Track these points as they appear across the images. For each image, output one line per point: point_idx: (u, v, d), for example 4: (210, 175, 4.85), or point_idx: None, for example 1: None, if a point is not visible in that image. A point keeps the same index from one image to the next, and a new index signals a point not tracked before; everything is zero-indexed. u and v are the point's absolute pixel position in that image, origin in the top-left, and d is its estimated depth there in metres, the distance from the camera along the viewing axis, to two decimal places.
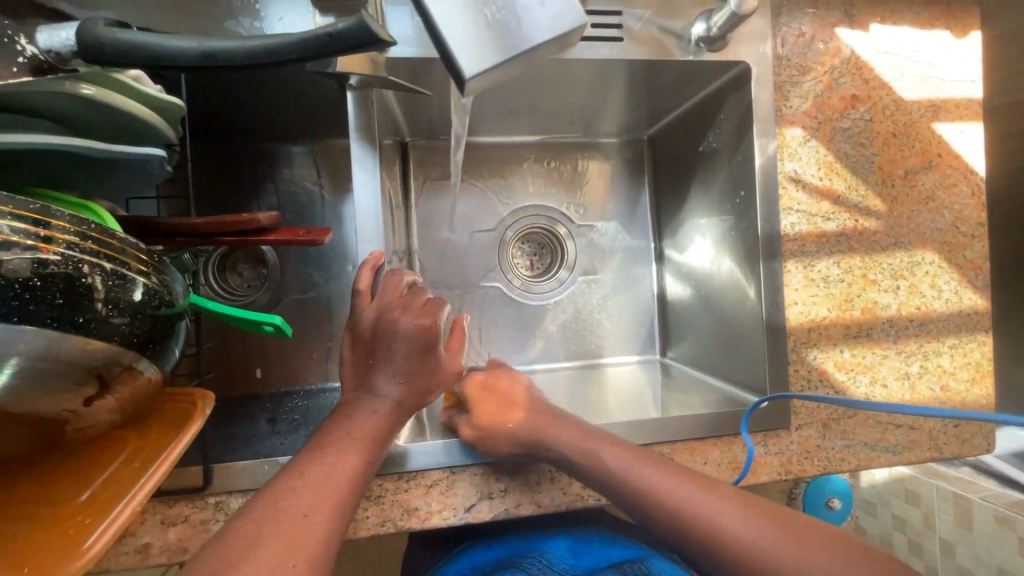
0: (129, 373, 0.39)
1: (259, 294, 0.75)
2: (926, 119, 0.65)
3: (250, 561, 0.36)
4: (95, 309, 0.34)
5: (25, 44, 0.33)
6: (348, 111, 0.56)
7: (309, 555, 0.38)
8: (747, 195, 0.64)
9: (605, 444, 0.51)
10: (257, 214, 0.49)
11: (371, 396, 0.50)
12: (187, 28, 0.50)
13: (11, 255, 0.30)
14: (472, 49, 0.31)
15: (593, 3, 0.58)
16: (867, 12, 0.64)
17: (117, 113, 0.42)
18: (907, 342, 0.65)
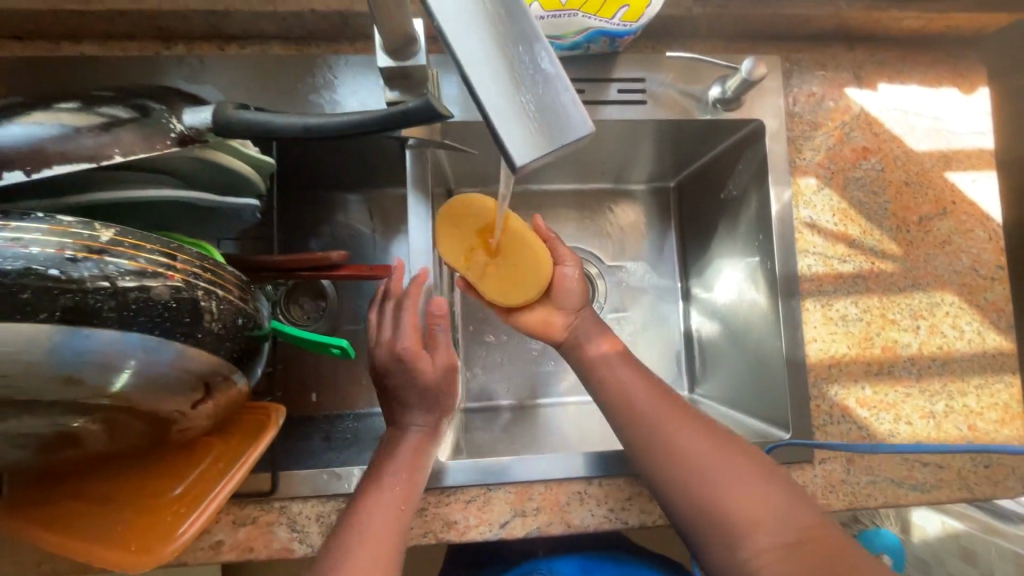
0: (228, 383, 0.46)
1: (318, 324, 0.83)
2: (938, 168, 0.69)
3: None
4: (211, 326, 0.42)
5: (175, 123, 0.42)
6: (406, 166, 0.66)
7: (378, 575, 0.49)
8: (765, 238, 0.69)
9: (646, 394, 0.58)
10: (330, 253, 0.58)
11: (404, 429, 0.57)
12: (280, 100, 0.61)
13: (155, 282, 0.38)
14: (513, 137, 0.28)
15: (620, 72, 0.66)
16: (874, 73, 0.70)
17: (226, 169, 0.51)
18: (930, 381, 0.66)
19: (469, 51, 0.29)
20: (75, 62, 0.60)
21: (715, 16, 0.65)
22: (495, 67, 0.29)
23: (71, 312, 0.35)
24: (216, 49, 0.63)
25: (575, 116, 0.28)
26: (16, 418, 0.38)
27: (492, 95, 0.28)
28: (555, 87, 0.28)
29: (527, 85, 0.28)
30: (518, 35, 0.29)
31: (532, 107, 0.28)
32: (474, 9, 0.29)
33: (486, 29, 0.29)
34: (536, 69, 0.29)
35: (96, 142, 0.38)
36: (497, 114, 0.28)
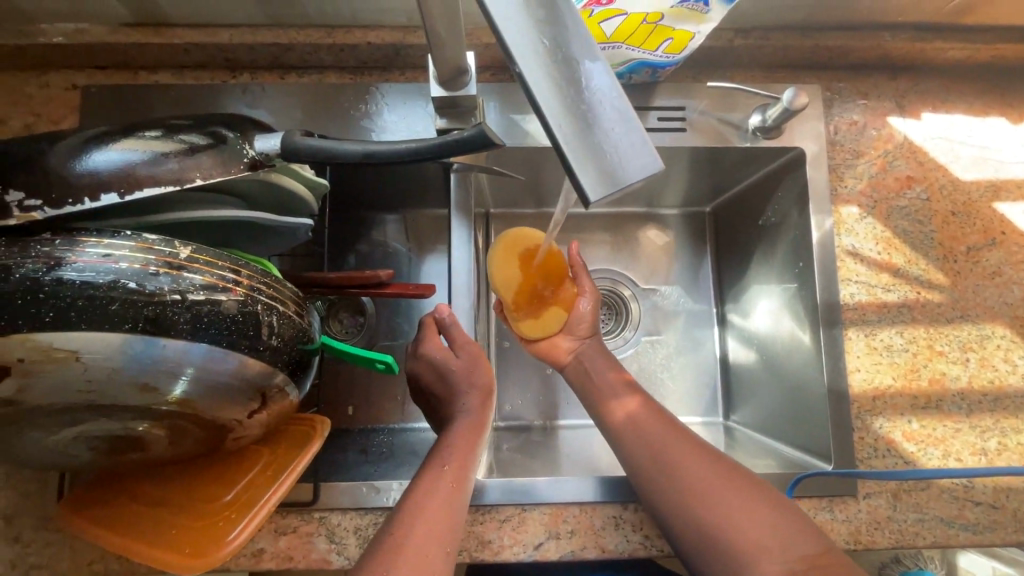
0: (282, 394, 0.49)
1: (356, 339, 0.86)
2: (986, 198, 0.68)
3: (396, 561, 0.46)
4: (270, 340, 0.44)
5: (248, 148, 0.45)
6: (451, 189, 0.68)
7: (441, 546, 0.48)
8: (806, 265, 0.68)
9: (651, 422, 0.60)
10: (378, 271, 0.60)
11: (456, 417, 0.60)
12: (334, 125, 0.65)
13: (224, 296, 0.41)
14: (586, 172, 0.27)
15: (660, 101, 0.68)
16: (918, 102, 0.70)
17: (285, 192, 0.53)
18: (982, 417, 0.64)
19: (535, 82, 0.28)
20: (149, 90, 0.64)
21: (755, 47, 0.66)
22: (564, 102, 0.28)
23: (151, 323, 0.38)
24: (277, 77, 0.67)
25: (644, 154, 0.27)
26: (93, 421, 0.41)
27: (561, 128, 0.27)
28: (623, 124, 0.28)
29: (596, 119, 0.28)
30: (584, 70, 0.28)
31: (601, 143, 0.27)
32: (539, 41, 0.28)
33: (551, 60, 0.28)
34: (604, 103, 0.28)
35: (181, 166, 0.41)
36: (566, 146, 0.27)
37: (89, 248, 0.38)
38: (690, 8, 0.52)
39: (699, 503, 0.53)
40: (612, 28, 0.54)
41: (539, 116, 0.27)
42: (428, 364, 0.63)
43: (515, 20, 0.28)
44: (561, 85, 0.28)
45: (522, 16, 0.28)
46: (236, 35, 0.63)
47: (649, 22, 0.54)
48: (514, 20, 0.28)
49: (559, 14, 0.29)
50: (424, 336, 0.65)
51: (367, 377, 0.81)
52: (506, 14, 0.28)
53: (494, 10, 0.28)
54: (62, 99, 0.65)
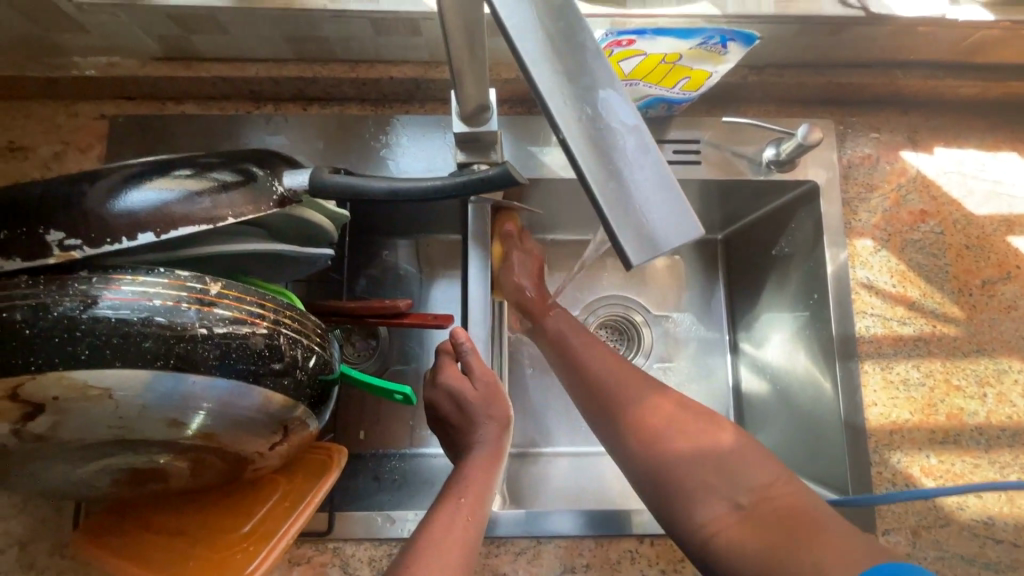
0: (303, 426, 0.49)
1: (369, 363, 0.86)
2: (1000, 233, 0.69)
3: None
4: (293, 373, 0.45)
5: (277, 185, 0.46)
6: (468, 219, 0.70)
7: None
8: (820, 297, 0.69)
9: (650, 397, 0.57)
10: (397, 301, 0.61)
11: (472, 447, 0.60)
12: (355, 155, 0.66)
13: (251, 331, 0.42)
14: (630, 236, 0.27)
15: (674, 134, 0.69)
16: (930, 137, 0.71)
17: (308, 224, 0.54)
18: (1001, 452, 0.64)
19: (579, 149, 0.29)
20: (177, 121, 0.66)
21: (770, 83, 0.67)
22: (608, 168, 0.28)
23: (182, 360, 0.39)
24: (300, 109, 0.68)
25: (685, 221, 0.28)
26: (120, 455, 0.41)
27: (604, 192, 0.28)
28: (665, 191, 0.28)
29: (638, 183, 0.28)
30: (625, 135, 0.29)
31: (644, 208, 0.28)
32: (583, 108, 0.29)
33: (593, 123, 0.29)
34: (648, 169, 0.29)
35: (214, 204, 0.42)
36: (610, 210, 0.28)
37: (124, 286, 0.38)
38: (709, 49, 0.53)
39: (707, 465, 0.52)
40: (630, 66, 0.55)
41: (583, 181, 0.28)
42: (447, 394, 0.63)
43: (556, 85, 0.29)
44: (601, 150, 0.29)
45: (563, 82, 0.29)
46: (262, 69, 0.64)
47: (667, 62, 0.55)
48: (559, 89, 0.29)
49: (599, 76, 0.30)
50: (442, 363, 0.65)
51: (380, 403, 0.81)
52: (552, 83, 0.29)
53: (538, 78, 0.29)
54: (91, 129, 0.66)
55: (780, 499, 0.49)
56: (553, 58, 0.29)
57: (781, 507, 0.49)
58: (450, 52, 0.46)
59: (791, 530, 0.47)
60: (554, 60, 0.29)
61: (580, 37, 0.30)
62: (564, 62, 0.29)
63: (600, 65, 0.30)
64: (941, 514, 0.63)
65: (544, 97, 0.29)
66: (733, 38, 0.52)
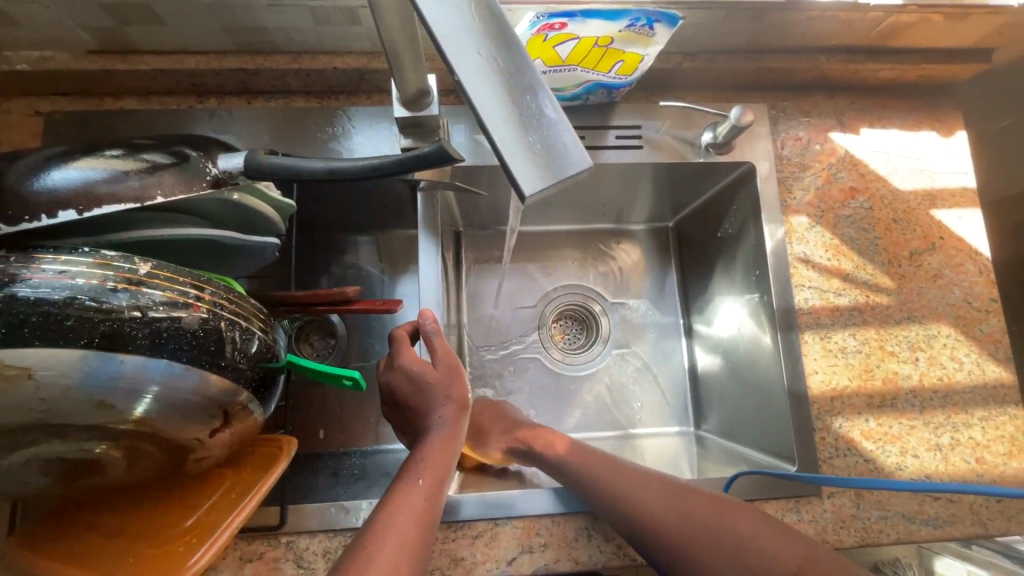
0: (246, 412, 0.48)
1: (327, 361, 0.85)
2: (924, 206, 0.73)
3: (373, 566, 0.46)
4: (231, 357, 0.44)
5: (210, 166, 0.46)
6: (418, 208, 0.70)
7: (412, 553, 0.48)
8: (762, 274, 0.72)
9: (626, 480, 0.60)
10: (345, 288, 0.60)
11: (429, 430, 0.59)
12: (301, 146, 0.66)
13: (184, 312, 0.41)
14: (525, 170, 0.30)
15: (618, 120, 0.71)
16: (856, 119, 0.75)
17: (250, 211, 0.54)
18: (934, 414, 0.67)
19: (478, 94, 0.31)
20: (115, 115, 0.65)
21: (704, 69, 0.70)
22: (505, 110, 0.31)
23: (108, 339, 0.38)
24: (244, 102, 0.68)
25: (576, 154, 0.31)
26: (46, 442, 0.40)
27: (502, 131, 0.31)
28: (557, 129, 0.32)
29: (532, 125, 0.31)
30: (520, 84, 0.32)
31: (539, 147, 0.31)
32: (480, 53, 0.32)
33: (489, 70, 0.32)
34: (541, 112, 0.32)
35: (142, 184, 0.42)
36: (506, 150, 0.30)
37: (45, 265, 0.38)
38: (638, 32, 0.55)
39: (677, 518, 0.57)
40: (566, 51, 0.57)
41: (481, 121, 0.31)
42: (404, 375, 0.62)
43: (454, 33, 0.31)
44: (498, 96, 0.31)
45: (460, 31, 0.31)
46: (202, 61, 0.64)
47: (600, 45, 0.57)
48: (456, 37, 0.31)
49: (495, 30, 0.32)
50: (397, 347, 0.65)
51: (338, 400, 0.80)
52: (451, 32, 0.31)
53: (435, 22, 0.31)
54: (24, 125, 0.64)
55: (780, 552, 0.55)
56: (453, 8, 0.32)
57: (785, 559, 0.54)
58: (387, 44, 0.47)
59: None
60: (452, 4, 0.32)
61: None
62: (463, 9, 0.32)
63: (495, 15, 0.33)
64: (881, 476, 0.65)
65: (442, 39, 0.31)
66: (659, 19, 0.54)
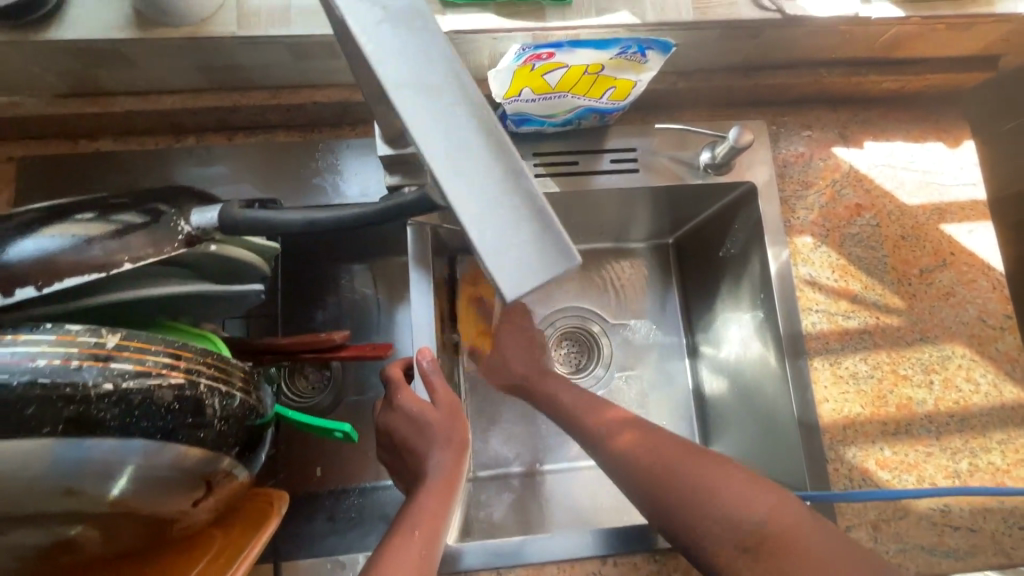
0: (230, 477, 0.46)
1: (322, 396, 0.80)
2: (933, 221, 0.70)
3: None
4: (212, 425, 0.42)
5: (184, 224, 0.44)
6: (407, 242, 0.68)
7: None
8: (767, 297, 0.69)
9: (641, 432, 0.59)
10: (334, 334, 0.58)
11: (425, 475, 0.56)
12: (286, 185, 0.64)
13: (157, 385, 0.39)
14: (507, 268, 0.30)
15: (613, 143, 0.68)
16: (859, 132, 0.72)
17: (231, 262, 0.52)
18: (951, 438, 0.64)
19: (452, 188, 0.30)
20: (91, 159, 0.62)
21: (699, 88, 0.68)
22: (486, 203, 0.31)
23: (74, 423, 0.35)
24: (224, 139, 0.66)
25: (564, 248, 0.31)
26: (19, 529, 0.38)
27: (480, 229, 0.30)
28: (542, 220, 0.31)
29: (514, 219, 0.31)
30: (501, 172, 0.31)
31: (521, 245, 0.30)
32: (455, 142, 0.31)
33: (466, 161, 0.31)
34: (524, 199, 0.31)
35: (106, 251, 0.39)
36: (484, 249, 0.30)
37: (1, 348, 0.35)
38: (630, 59, 0.53)
39: (671, 471, 0.54)
40: (555, 79, 0.54)
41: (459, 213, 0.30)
42: (403, 416, 0.60)
43: (428, 130, 0.31)
44: (476, 189, 0.31)
45: (433, 125, 0.31)
46: (176, 100, 0.61)
47: (591, 73, 0.54)
48: (428, 132, 0.31)
49: (471, 117, 0.32)
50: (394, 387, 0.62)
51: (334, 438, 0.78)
52: (424, 127, 0.31)
53: (408, 117, 0.31)
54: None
55: (780, 528, 0.48)
56: (426, 100, 0.32)
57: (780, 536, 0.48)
58: (365, 87, 0.46)
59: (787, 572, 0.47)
60: (425, 98, 0.32)
61: (448, 67, 0.32)
62: (437, 99, 0.32)
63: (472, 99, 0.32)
64: (899, 506, 0.63)
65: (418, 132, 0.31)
66: (651, 46, 0.52)
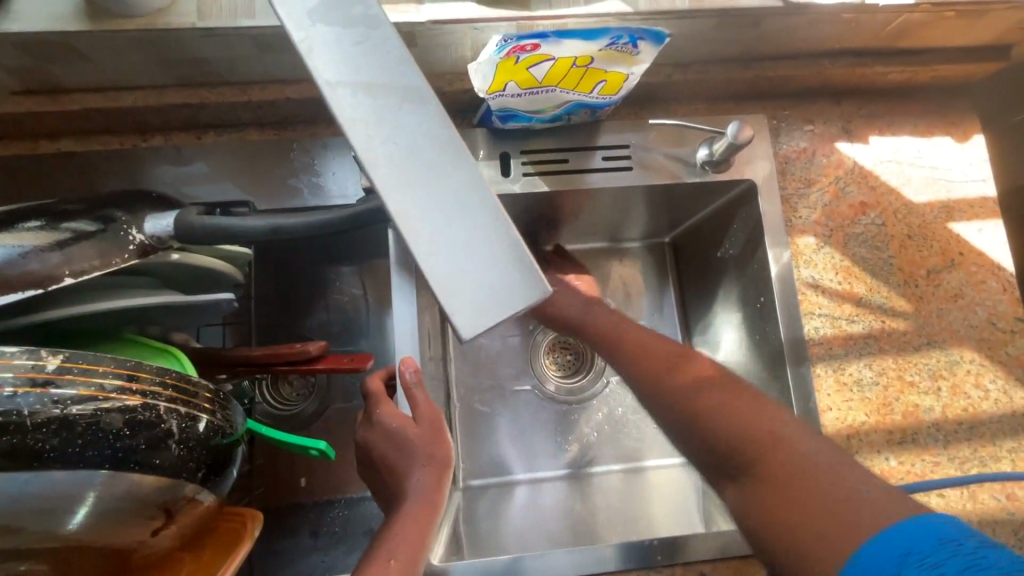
0: (193, 503, 0.43)
1: (307, 404, 0.75)
2: (941, 220, 0.67)
3: None
4: (169, 450, 0.39)
5: (135, 233, 0.41)
6: (389, 245, 0.64)
7: None
8: (767, 300, 0.66)
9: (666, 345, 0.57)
10: (309, 345, 0.55)
11: (405, 496, 0.53)
12: (260, 187, 0.60)
13: (105, 410, 0.35)
14: (464, 304, 0.27)
15: (605, 139, 0.65)
16: (864, 126, 0.69)
17: (201, 270, 0.50)
18: (959, 447, 0.61)
19: (402, 213, 0.28)
20: (52, 161, 0.59)
21: (696, 81, 0.65)
22: (441, 228, 0.28)
23: (8, 455, 0.32)
24: (194, 137, 0.62)
25: (532, 277, 0.28)
26: None
27: (433, 260, 0.27)
28: (506, 247, 0.28)
29: (472, 246, 0.28)
30: (459, 192, 0.28)
31: (481, 275, 0.27)
32: (407, 160, 0.29)
33: (419, 182, 0.28)
34: (487, 223, 0.28)
35: (44, 264, 0.36)
36: (436, 282, 0.27)
37: None
38: (620, 50, 0.49)
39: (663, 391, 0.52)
40: (542, 72, 0.51)
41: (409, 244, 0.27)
42: (383, 432, 0.57)
43: (377, 147, 0.29)
44: (430, 213, 0.28)
45: (383, 142, 0.29)
46: (140, 98, 0.58)
47: (580, 65, 0.51)
48: (378, 150, 0.29)
49: (428, 131, 0.29)
50: (372, 402, 0.59)
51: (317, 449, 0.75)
52: (373, 144, 0.29)
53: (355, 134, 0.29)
54: None
55: (780, 465, 0.41)
56: (376, 115, 0.29)
57: (780, 472, 0.41)
58: None
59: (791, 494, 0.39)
60: (374, 110, 0.29)
61: (401, 76, 0.29)
62: (389, 113, 0.29)
63: (430, 111, 0.29)
64: None
65: (365, 153, 0.28)
66: (643, 36, 0.48)
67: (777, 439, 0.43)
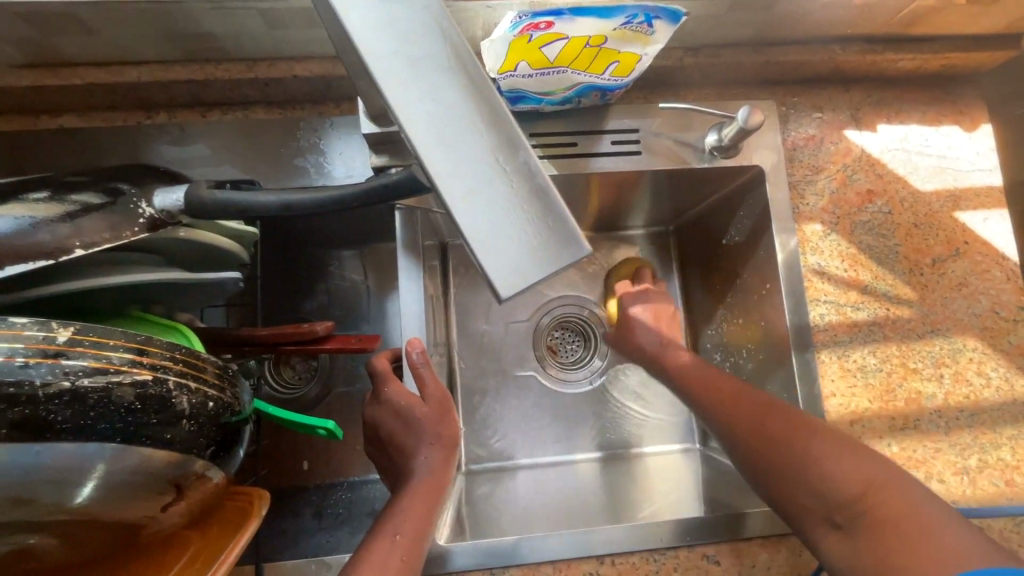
0: (202, 480, 0.43)
1: (310, 387, 0.75)
2: (947, 209, 0.67)
3: None
4: (180, 425, 0.39)
5: (145, 207, 0.41)
6: (395, 227, 0.64)
7: None
8: (772, 287, 0.66)
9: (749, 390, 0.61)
10: (316, 324, 0.55)
11: (412, 473, 0.54)
12: (266, 166, 0.60)
13: (117, 383, 0.35)
14: (503, 261, 0.29)
15: (614, 123, 0.64)
16: (873, 113, 0.69)
17: (209, 249, 0.50)
18: (960, 434, 0.62)
19: (442, 173, 0.29)
20: (55, 139, 0.58)
21: (707, 65, 0.64)
22: (482, 189, 0.29)
23: (19, 427, 0.32)
24: (199, 115, 0.61)
25: (565, 237, 0.30)
26: None
27: (472, 218, 0.29)
28: (544, 208, 0.30)
29: (513, 206, 0.30)
30: (498, 154, 0.30)
31: (521, 234, 0.30)
32: (447, 122, 0.30)
33: (458, 143, 0.30)
34: (524, 185, 0.30)
35: (55, 235, 0.36)
36: (476, 239, 0.29)
37: None
38: (634, 30, 0.49)
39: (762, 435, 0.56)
40: (554, 52, 0.50)
41: (452, 205, 0.29)
42: (389, 411, 0.57)
43: (416, 109, 0.29)
44: (469, 173, 0.29)
45: (422, 105, 0.30)
46: (145, 73, 0.57)
47: (593, 45, 0.50)
48: (417, 112, 0.29)
49: (467, 95, 0.30)
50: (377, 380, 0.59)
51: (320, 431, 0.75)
52: (412, 105, 0.29)
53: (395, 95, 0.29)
54: None
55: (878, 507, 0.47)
56: (415, 78, 0.30)
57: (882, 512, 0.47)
58: (346, 60, 0.42)
59: (889, 541, 0.45)
60: (413, 74, 0.30)
61: (442, 41, 0.30)
62: (429, 77, 0.30)
63: (468, 77, 0.31)
64: None
65: (406, 114, 0.29)
66: (659, 15, 0.48)
67: (877, 486, 0.48)
